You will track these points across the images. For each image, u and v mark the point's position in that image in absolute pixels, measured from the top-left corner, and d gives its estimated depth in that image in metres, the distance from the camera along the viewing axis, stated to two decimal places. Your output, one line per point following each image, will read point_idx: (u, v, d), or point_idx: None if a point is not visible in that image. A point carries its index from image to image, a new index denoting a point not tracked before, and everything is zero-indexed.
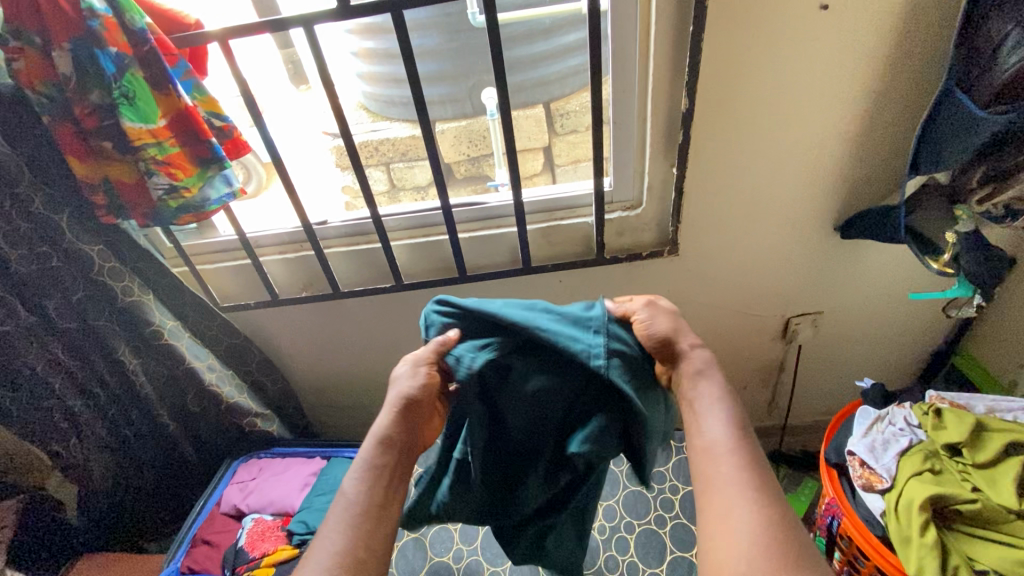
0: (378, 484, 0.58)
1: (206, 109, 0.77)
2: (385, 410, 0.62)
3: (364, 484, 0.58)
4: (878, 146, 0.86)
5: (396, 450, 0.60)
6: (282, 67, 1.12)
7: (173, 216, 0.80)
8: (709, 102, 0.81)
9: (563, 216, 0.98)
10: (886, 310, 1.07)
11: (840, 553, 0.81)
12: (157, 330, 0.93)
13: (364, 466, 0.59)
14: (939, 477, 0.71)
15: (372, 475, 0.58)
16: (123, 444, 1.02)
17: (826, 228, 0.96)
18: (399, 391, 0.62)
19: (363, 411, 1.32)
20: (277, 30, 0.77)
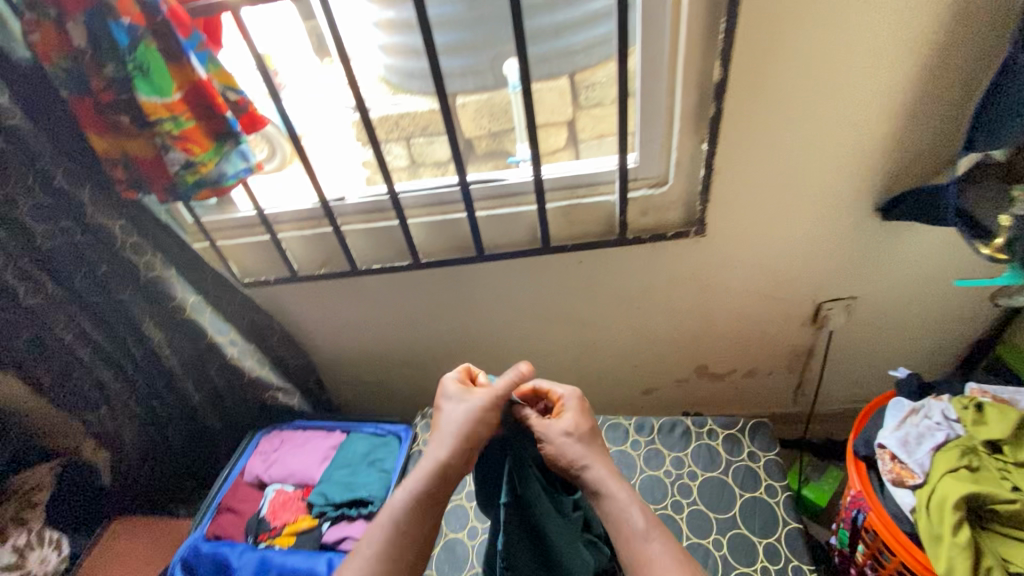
0: (419, 509, 0.66)
1: (220, 83, 0.75)
2: (442, 440, 0.71)
3: (409, 505, 0.66)
4: (927, 123, 0.80)
5: (442, 475, 0.68)
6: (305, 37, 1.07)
7: (191, 190, 0.80)
8: (743, 74, 0.76)
9: (585, 194, 0.94)
10: (926, 297, 1.02)
11: (863, 546, 0.79)
12: (179, 304, 0.94)
13: (413, 490, 0.67)
14: (976, 474, 0.68)
15: (418, 500, 0.66)
16: (151, 415, 1.05)
17: (866, 209, 0.90)
18: (455, 423, 0.72)
19: (381, 387, 1.33)
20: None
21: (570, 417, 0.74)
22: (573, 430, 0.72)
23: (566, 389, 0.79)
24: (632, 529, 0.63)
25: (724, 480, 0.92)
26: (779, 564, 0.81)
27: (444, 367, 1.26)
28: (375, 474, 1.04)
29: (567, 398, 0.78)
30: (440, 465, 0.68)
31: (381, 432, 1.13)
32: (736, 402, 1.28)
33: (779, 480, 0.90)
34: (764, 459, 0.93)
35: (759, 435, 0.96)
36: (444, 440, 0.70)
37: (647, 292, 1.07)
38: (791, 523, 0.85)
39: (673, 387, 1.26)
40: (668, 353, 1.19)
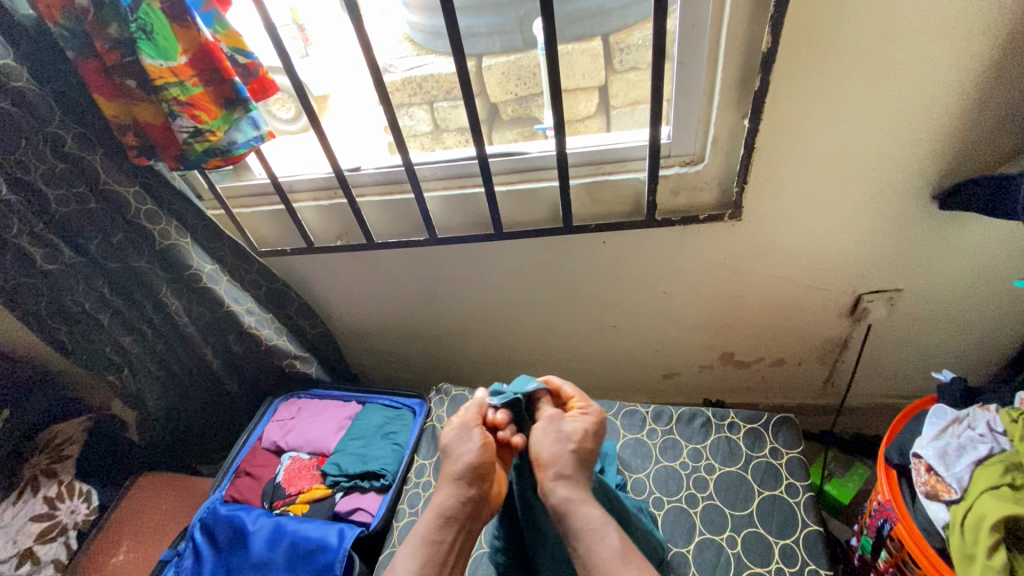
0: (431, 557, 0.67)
1: (229, 45, 0.72)
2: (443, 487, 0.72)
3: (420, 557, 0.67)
4: (1004, 103, 0.70)
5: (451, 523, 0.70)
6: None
7: (202, 159, 0.77)
8: (795, 43, 0.68)
9: (611, 170, 0.88)
10: (981, 294, 0.93)
11: (886, 554, 0.75)
12: (196, 272, 0.93)
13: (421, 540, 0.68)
14: (1019, 493, 0.62)
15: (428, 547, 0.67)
16: (173, 377, 1.08)
17: (923, 197, 0.82)
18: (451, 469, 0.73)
19: (398, 358, 1.32)
20: None
21: (562, 423, 0.74)
22: (575, 442, 0.72)
23: (590, 403, 0.79)
24: (607, 551, 0.62)
25: (742, 475, 0.88)
26: (795, 566, 0.79)
27: (461, 342, 1.25)
28: (388, 447, 1.05)
29: (589, 408, 0.78)
30: (444, 510, 0.70)
31: (395, 404, 1.14)
32: (761, 391, 1.23)
33: (801, 479, 0.87)
34: (787, 457, 0.89)
35: (784, 432, 0.92)
36: (444, 485, 0.72)
37: (673, 275, 1.01)
38: (812, 526, 0.81)
39: (696, 372, 1.22)
40: (692, 338, 1.15)
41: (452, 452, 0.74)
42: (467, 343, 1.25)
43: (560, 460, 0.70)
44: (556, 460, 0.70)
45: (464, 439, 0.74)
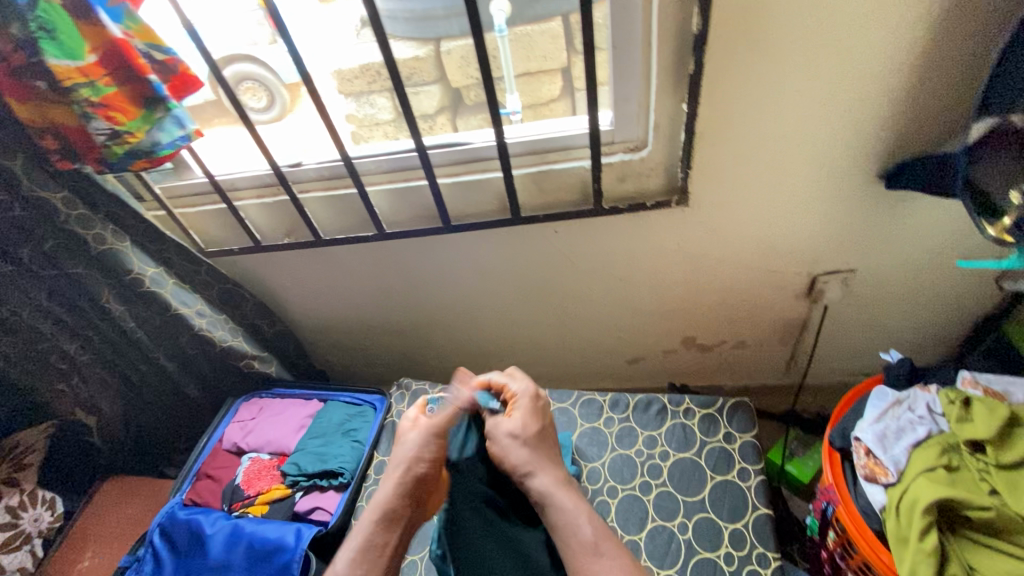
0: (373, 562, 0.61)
1: (142, 41, 0.68)
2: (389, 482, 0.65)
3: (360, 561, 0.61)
4: (942, 80, 0.69)
5: (397, 523, 0.63)
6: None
7: (125, 163, 0.74)
8: (726, 24, 0.65)
9: (556, 159, 0.86)
10: (932, 272, 0.93)
11: (833, 535, 0.76)
12: (137, 277, 0.91)
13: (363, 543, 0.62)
14: (953, 475, 0.62)
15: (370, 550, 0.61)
16: (127, 380, 1.06)
17: (869, 176, 0.81)
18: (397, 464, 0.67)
19: (364, 352, 1.31)
20: None
21: (516, 416, 0.70)
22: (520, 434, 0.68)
23: (522, 383, 0.75)
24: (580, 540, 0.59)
25: (695, 462, 0.89)
26: (744, 550, 0.79)
27: (425, 335, 1.23)
28: (348, 445, 1.05)
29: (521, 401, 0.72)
30: (389, 507, 0.64)
31: (356, 401, 1.14)
32: (725, 373, 1.24)
33: (753, 463, 0.87)
34: (739, 441, 0.89)
35: (737, 416, 0.92)
36: (390, 483, 0.65)
37: (627, 262, 1.00)
38: (761, 509, 0.82)
39: (661, 357, 1.22)
40: (653, 323, 1.14)
41: (401, 448, 0.68)
42: (431, 336, 1.24)
43: (523, 453, 0.66)
44: (520, 462, 0.65)
45: (417, 440, 0.67)
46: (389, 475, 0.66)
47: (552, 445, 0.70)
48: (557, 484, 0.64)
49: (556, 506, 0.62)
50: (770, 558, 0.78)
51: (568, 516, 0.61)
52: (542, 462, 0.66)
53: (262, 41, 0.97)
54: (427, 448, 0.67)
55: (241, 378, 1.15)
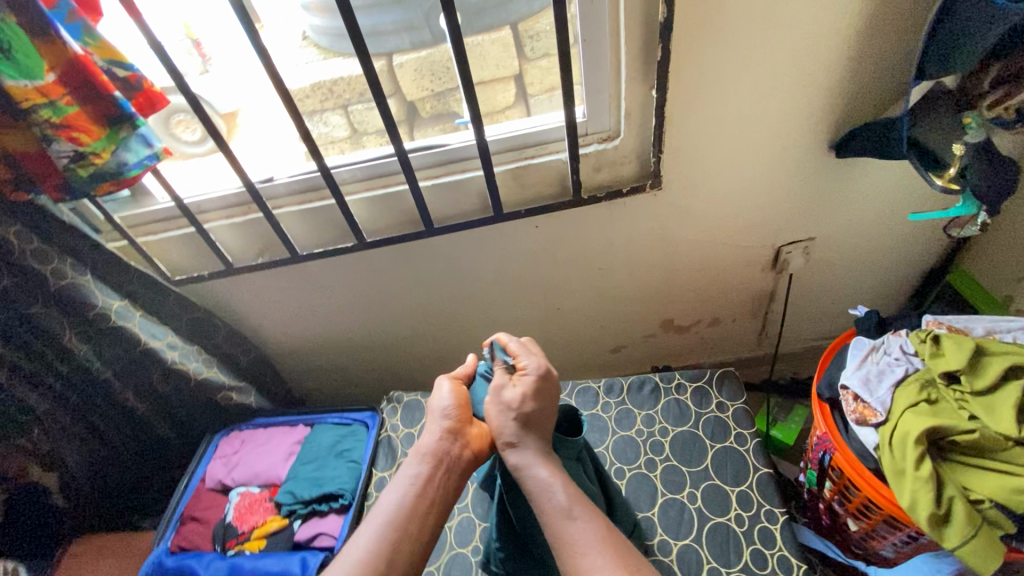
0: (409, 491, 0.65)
1: (103, 57, 0.65)
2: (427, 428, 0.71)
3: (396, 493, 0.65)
4: (878, 55, 0.77)
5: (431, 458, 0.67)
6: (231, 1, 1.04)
7: (89, 186, 0.70)
8: (687, 11, 0.70)
9: (534, 154, 0.89)
10: (879, 233, 1.02)
11: (831, 483, 0.81)
12: (102, 312, 0.86)
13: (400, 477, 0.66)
14: (935, 407, 0.68)
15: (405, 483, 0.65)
16: (91, 429, 0.97)
17: (821, 147, 0.88)
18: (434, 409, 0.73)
19: (344, 373, 1.27)
20: None
21: (511, 387, 0.68)
22: (508, 407, 0.67)
23: (532, 358, 0.70)
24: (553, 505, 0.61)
25: (695, 433, 0.92)
26: (752, 510, 0.82)
27: (408, 346, 1.22)
28: (343, 465, 1.00)
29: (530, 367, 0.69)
30: (425, 448, 0.68)
31: (346, 421, 1.09)
32: (703, 351, 1.29)
33: (748, 428, 0.91)
34: (732, 409, 0.93)
35: (726, 386, 0.96)
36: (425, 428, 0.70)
37: (607, 250, 1.04)
38: (762, 469, 0.86)
39: (642, 342, 1.26)
40: (633, 310, 1.18)
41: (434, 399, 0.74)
42: (414, 347, 1.22)
43: (512, 425, 0.66)
44: (508, 433, 0.66)
45: (446, 390, 0.73)
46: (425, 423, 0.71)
47: (542, 426, 0.67)
48: (538, 454, 0.65)
49: (532, 474, 0.63)
50: (776, 513, 0.82)
51: (544, 483, 0.62)
52: (528, 435, 0.66)
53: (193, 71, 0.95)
54: (455, 397, 0.72)
55: (219, 413, 1.09)
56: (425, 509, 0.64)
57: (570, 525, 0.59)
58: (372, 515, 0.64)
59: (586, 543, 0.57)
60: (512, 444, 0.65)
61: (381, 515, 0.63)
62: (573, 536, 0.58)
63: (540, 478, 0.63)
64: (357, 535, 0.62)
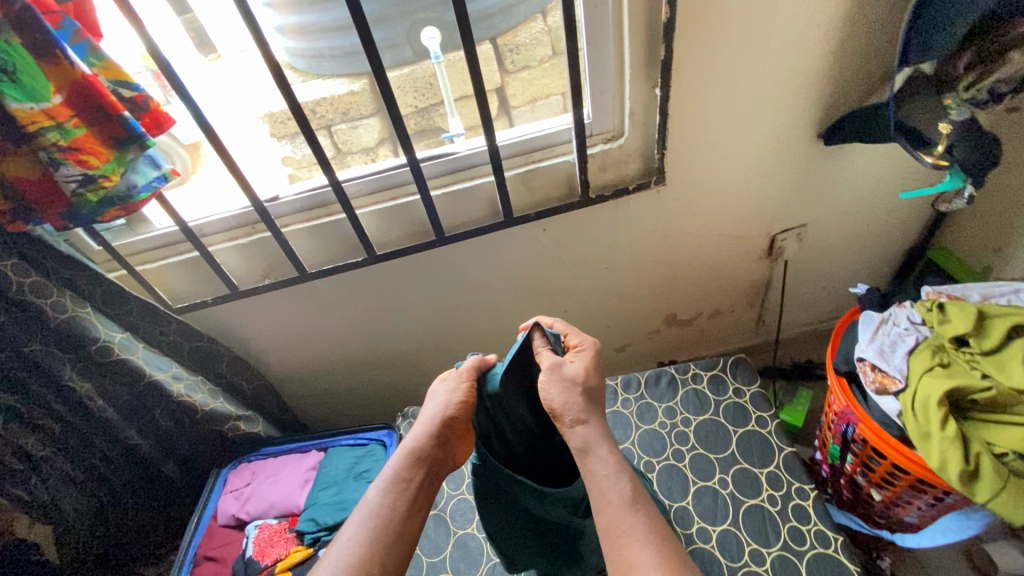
0: (402, 495, 0.64)
1: (108, 77, 0.63)
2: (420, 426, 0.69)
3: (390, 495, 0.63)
4: (859, 46, 0.82)
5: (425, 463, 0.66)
6: (186, 35, 0.94)
7: (96, 212, 0.67)
8: (688, 11, 0.74)
9: (541, 157, 0.90)
10: (865, 215, 1.07)
11: (853, 455, 0.85)
12: (105, 345, 0.81)
13: (392, 477, 0.65)
14: (949, 370, 0.72)
15: (398, 486, 0.64)
16: (92, 476, 0.91)
17: (811, 136, 0.93)
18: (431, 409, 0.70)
19: (349, 395, 1.24)
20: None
21: (578, 360, 0.70)
22: (576, 378, 0.67)
23: (583, 336, 0.75)
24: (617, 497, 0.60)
25: (716, 420, 0.94)
26: (783, 489, 0.84)
27: (416, 362, 1.20)
28: (365, 486, 0.97)
29: (584, 344, 0.74)
30: (418, 447, 0.67)
31: (361, 441, 1.06)
32: (704, 344, 1.32)
33: (767, 410, 0.93)
34: (749, 393, 0.96)
35: (740, 371, 0.99)
36: (418, 427, 0.68)
37: (612, 249, 1.06)
38: (786, 448, 0.88)
39: (646, 339, 1.28)
40: (637, 307, 1.20)
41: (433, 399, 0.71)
42: (422, 361, 1.21)
43: (581, 402, 0.66)
44: (576, 410, 0.65)
45: (453, 391, 0.70)
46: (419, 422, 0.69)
47: (601, 404, 0.68)
48: (603, 437, 0.64)
49: (597, 458, 0.63)
50: (807, 490, 0.83)
51: (606, 471, 0.61)
52: (593, 413, 0.66)
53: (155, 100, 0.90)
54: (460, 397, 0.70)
55: (226, 445, 1.04)
56: (412, 509, 0.64)
57: (630, 515, 0.58)
58: (358, 513, 0.63)
59: (641, 536, 0.56)
60: (580, 423, 0.65)
61: (367, 515, 0.62)
62: (628, 531, 0.57)
63: (601, 464, 0.62)
64: (342, 533, 0.61)
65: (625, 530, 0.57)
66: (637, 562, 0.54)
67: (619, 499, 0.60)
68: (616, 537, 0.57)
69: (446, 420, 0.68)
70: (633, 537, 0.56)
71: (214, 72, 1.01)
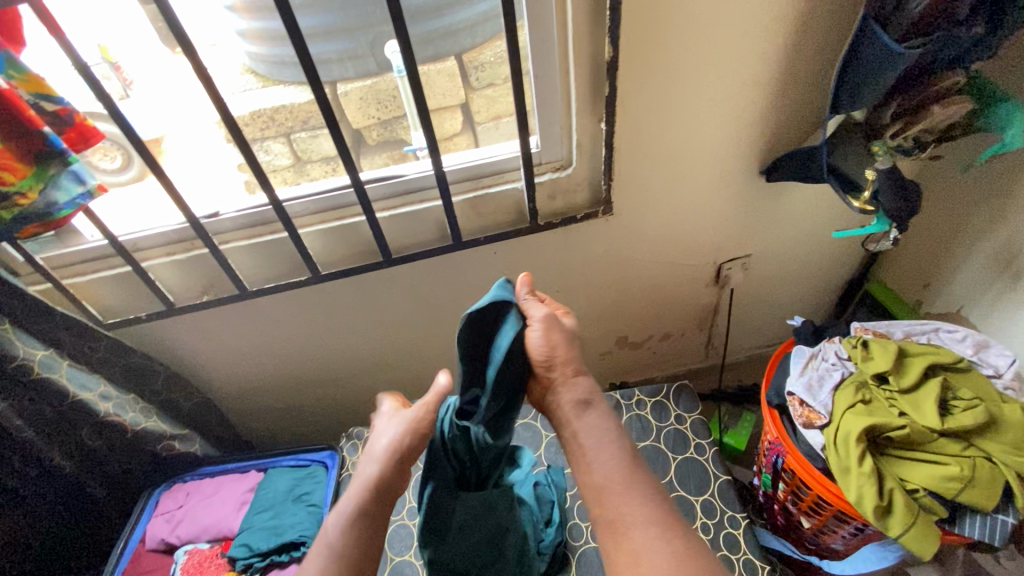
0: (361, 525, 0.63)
1: (29, 91, 0.61)
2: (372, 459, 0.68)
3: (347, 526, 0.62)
4: (798, 89, 0.85)
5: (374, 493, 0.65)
6: (148, 25, 0.91)
7: (12, 228, 0.65)
8: (632, 49, 0.75)
9: (490, 182, 0.91)
10: (805, 248, 1.11)
11: (784, 485, 0.87)
12: (25, 364, 0.78)
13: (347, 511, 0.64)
14: (869, 406, 0.75)
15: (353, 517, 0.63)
16: (9, 500, 0.85)
17: (754, 172, 0.96)
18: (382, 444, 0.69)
19: (295, 411, 1.21)
20: None
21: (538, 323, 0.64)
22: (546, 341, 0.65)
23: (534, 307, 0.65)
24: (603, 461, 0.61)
25: (657, 447, 0.95)
26: (716, 518, 0.87)
27: (366, 380, 1.18)
28: (303, 510, 0.95)
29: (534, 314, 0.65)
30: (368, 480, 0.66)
31: (302, 462, 1.04)
32: (656, 365, 1.34)
33: (705, 437, 0.96)
34: (690, 420, 0.97)
35: (682, 398, 1.00)
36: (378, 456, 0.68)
37: (563, 274, 1.06)
38: (722, 476, 0.91)
39: (597, 360, 1.28)
40: (591, 330, 1.21)
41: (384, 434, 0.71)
42: (372, 379, 1.19)
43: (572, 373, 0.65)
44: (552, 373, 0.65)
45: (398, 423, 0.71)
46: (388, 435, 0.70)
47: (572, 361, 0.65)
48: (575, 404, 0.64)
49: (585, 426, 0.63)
50: (738, 518, 0.86)
51: (590, 443, 0.62)
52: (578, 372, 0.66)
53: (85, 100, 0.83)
54: (407, 433, 0.69)
55: (158, 464, 1.01)
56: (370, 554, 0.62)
57: (630, 484, 0.59)
58: (315, 554, 0.61)
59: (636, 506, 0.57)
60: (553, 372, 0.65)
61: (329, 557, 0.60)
62: (623, 509, 0.57)
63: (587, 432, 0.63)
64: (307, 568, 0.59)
65: (619, 494, 0.58)
66: (641, 547, 0.54)
67: (609, 478, 0.59)
68: (617, 528, 0.57)
69: (397, 452, 0.68)
70: (634, 498, 0.58)
71: (177, 64, 0.97)
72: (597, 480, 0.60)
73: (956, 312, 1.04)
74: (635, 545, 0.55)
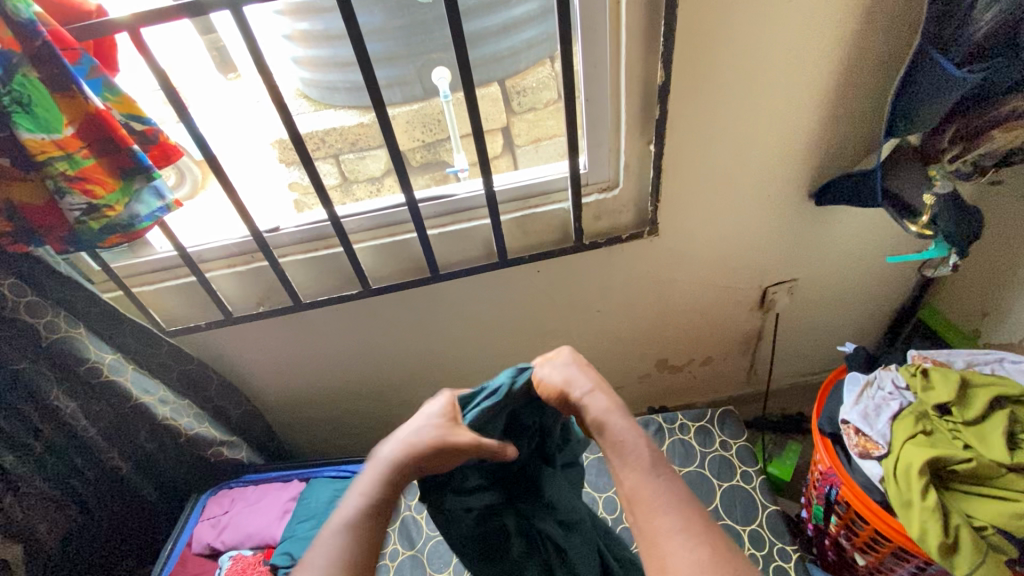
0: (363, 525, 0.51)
1: (121, 111, 0.66)
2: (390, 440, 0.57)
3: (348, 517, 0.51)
4: (849, 113, 0.85)
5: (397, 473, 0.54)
6: (206, 53, 0.98)
7: (98, 238, 0.70)
8: (683, 74, 0.77)
9: (537, 203, 0.93)
10: (855, 273, 1.09)
11: (836, 518, 0.84)
12: (94, 366, 0.82)
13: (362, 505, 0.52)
14: (932, 438, 0.72)
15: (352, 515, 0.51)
16: (70, 495, 0.89)
17: (803, 196, 0.95)
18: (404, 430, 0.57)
19: (336, 424, 1.23)
20: (198, 14, 0.66)
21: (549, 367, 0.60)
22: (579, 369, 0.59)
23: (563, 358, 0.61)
24: (638, 460, 0.51)
25: (701, 472, 0.93)
26: (765, 549, 0.84)
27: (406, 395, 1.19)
28: None
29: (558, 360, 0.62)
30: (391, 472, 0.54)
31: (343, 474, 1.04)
32: (696, 390, 1.32)
33: (752, 465, 0.93)
34: (735, 447, 0.95)
35: (728, 424, 0.98)
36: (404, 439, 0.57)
37: (605, 295, 1.07)
38: (770, 506, 0.88)
39: (636, 383, 1.27)
40: (630, 352, 1.20)
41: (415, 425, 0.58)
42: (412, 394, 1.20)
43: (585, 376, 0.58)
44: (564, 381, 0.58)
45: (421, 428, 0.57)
46: (412, 433, 0.57)
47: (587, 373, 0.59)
48: (613, 413, 0.54)
49: (618, 428, 0.53)
50: (789, 551, 0.83)
51: (625, 439, 0.52)
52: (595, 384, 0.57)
53: (165, 117, 0.94)
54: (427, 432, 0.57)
55: (207, 469, 1.04)
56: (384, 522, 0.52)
57: (651, 480, 0.50)
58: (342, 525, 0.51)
59: (663, 500, 0.48)
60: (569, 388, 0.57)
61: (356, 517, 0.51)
62: (652, 512, 0.48)
63: (622, 443, 0.52)
64: None
65: (648, 494, 0.49)
66: (673, 553, 0.44)
67: (638, 484, 0.50)
68: (647, 508, 0.48)
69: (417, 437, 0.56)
70: (656, 508, 0.48)
71: (230, 89, 1.08)
72: (627, 484, 0.50)
73: (1022, 342, 0.99)
74: (667, 547, 0.45)
